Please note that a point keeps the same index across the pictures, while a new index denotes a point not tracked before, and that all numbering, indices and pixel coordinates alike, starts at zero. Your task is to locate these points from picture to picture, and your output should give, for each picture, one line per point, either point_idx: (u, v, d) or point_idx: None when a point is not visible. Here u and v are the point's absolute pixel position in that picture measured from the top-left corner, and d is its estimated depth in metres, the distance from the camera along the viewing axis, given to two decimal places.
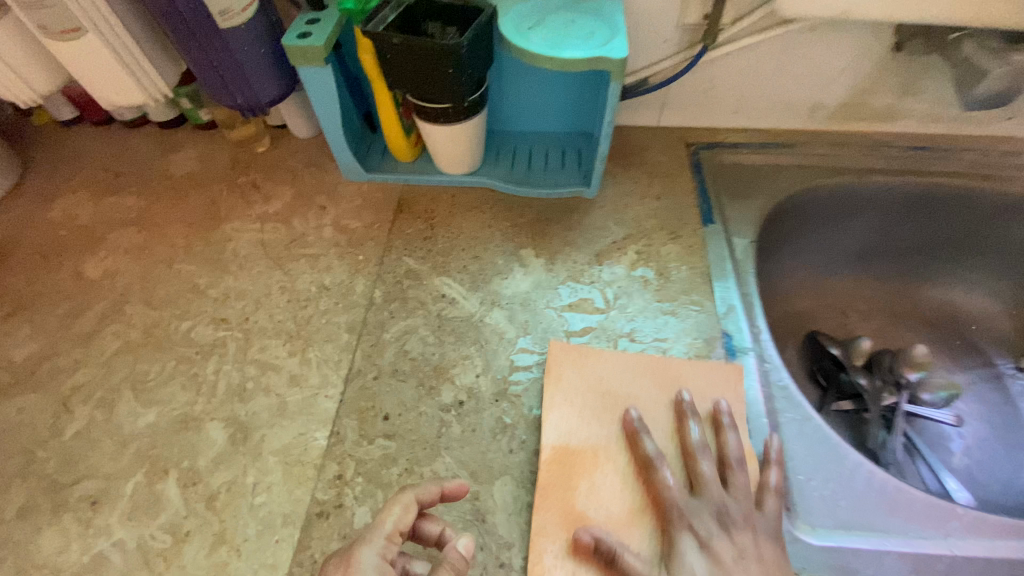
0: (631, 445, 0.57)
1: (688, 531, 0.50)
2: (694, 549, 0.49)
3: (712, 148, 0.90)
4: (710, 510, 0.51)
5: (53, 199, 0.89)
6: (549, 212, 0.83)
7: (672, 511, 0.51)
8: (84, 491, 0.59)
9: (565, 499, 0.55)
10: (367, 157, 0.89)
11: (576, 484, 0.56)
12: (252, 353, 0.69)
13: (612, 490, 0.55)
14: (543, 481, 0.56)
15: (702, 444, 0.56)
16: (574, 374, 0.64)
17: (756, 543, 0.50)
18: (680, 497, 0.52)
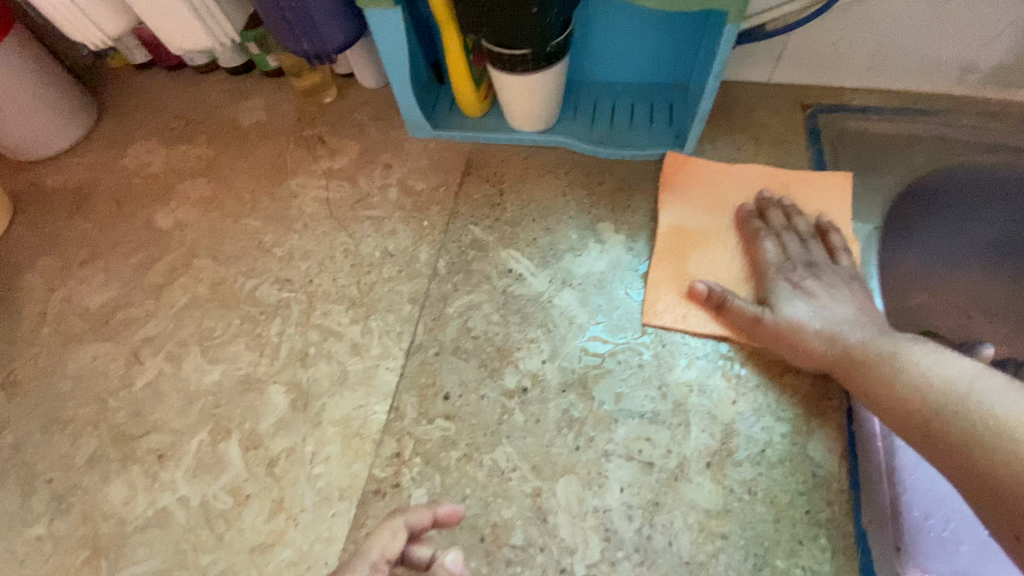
0: (740, 223, 0.67)
1: (784, 281, 0.60)
2: (789, 292, 0.58)
3: (834, 112, 0.78)
4: (802, 268, 0.60)
5: (127, 144, 0.89)
6: (632, 181, 0.74)
7: (766, 270, 0.61)
8: (152, 444, 0.60)
9: (681, 265, 0.65)
10: (435, 110, 0.82)
11: (690, 258, 0.65)
12: (314, 318, 0.67)
13: (726, 266, 0.65)
14: (659, 259, 0.66)
15: (806, 237, 0.64)
16: (690, 174, 0.72)
17: (849, 294, 0.57)
18: (778, 262, 0.62)
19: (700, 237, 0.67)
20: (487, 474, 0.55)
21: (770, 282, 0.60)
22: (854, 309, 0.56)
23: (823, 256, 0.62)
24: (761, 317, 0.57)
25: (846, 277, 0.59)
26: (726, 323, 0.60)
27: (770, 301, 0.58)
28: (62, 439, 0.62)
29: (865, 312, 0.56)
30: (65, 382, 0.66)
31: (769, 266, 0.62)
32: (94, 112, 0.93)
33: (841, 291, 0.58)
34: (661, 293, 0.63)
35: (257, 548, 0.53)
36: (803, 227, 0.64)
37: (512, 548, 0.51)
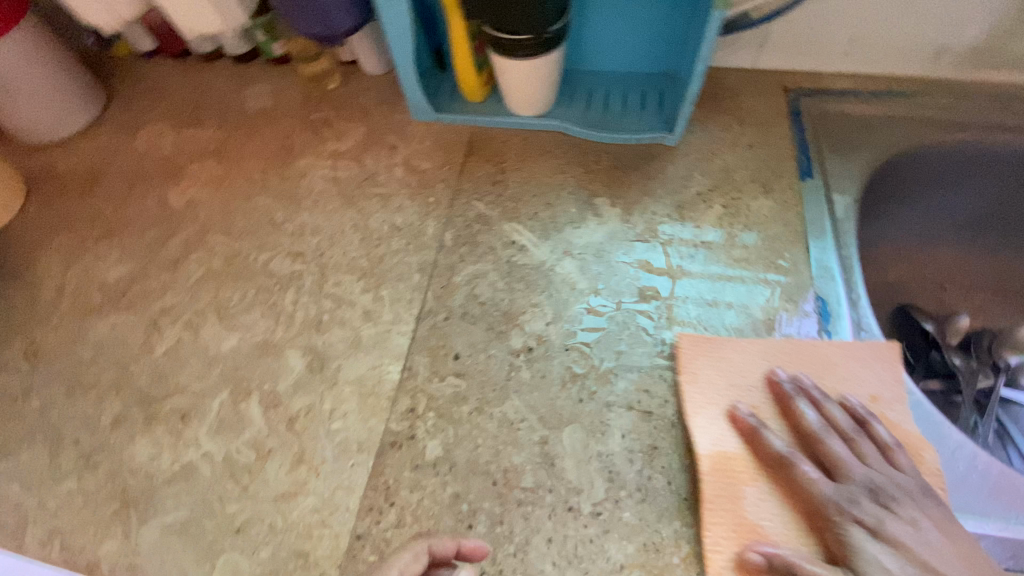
0: (755, 434, 0.54)
1: (855, 519, 0.48)
2: (871, 537, 0.47)
3: (813, 96, 0.83)
4: (870, 496, 0.49)
5: (137, 129, 0.92)
6: (626, 158, 0.78)
7: (830, 506, 0.49)
8: (174, 406, 0.63)
9: (734, 505, 0.51)
10: (437, 95, 0.86)
11: (743, 497, 0.52)
12: (327, 288, 0.70)
13: (777, 499, 0.52)
14: (704, 504, 0.52)
15: (848, 434, 0.53)
16: (707, 369, 0.59)
17: (937, 538, 0.48)
18: (835, 490, 0.50)
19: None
20: (497, 425, 0.59)
21: (845, 533, 0.48)
22: (945, 550, 0.47)
23: (877, 464, 0.51)
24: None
25: (915, 494, 0.50)
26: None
27: (847, 551, 0.47)
28: (85, 404, 0.65)
29: (959, 551, 0.47)
30: (86, 351, 0.68)
31: (826, 505, 0.49)
32: (103, 98, 0.95)
33: (924, 525, 0.48)
34: (715, 553, 0.50)
35: (280, 496, 0.56)
36: (837, 422, 0.54)
37: (523, 490, 0.55)
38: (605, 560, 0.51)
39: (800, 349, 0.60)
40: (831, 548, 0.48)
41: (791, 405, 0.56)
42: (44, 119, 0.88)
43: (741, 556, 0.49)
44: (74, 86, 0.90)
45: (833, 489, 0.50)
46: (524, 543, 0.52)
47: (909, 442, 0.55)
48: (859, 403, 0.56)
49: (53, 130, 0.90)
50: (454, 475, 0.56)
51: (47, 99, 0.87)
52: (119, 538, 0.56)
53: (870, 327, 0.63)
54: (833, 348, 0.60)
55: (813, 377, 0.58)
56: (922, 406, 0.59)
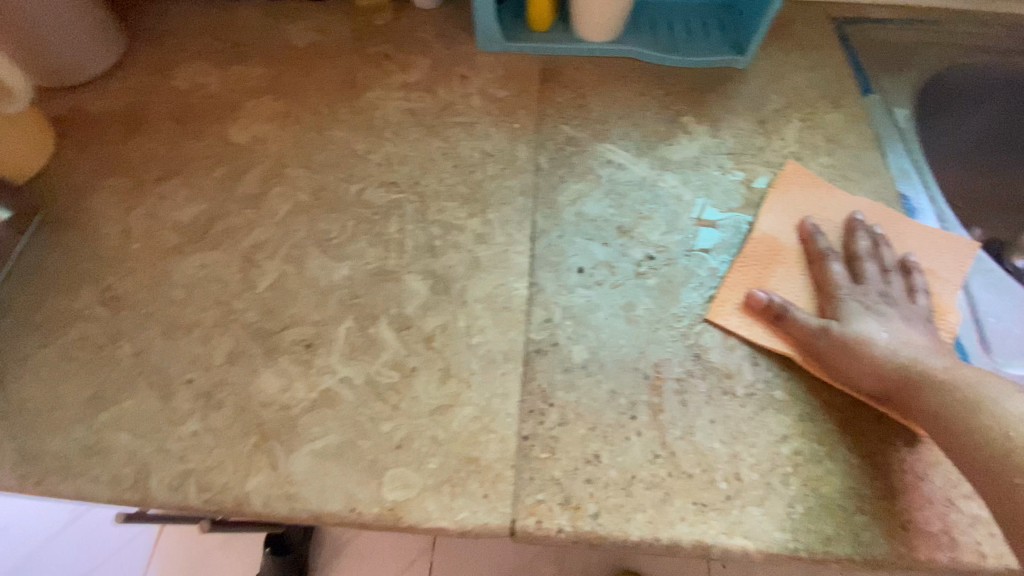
0: (806, 240, 0.64)
1: (855, 302, 0.57)
2: (861, 312, 0.56)
3: (856, 24, 0.88)
4: (877, 296, 0.58)
5: (170, 68, 0.84)
6: (703, 80, 0.80)
7: (837, 290, 0.59)
8: (295, 336, 0.60)
9: (764, 272, 0.62)
10: (502, 24, 0.84)
11: (773, 269, 0.62)
12: (432, 214, 0.69)
13: (805, 296, 0.61)
14: (741, 259, 0.63)
15: (888, 267, 0.61)
16: (799, 192, 0.68)
17: (915, 331, 0.56)
18: (851, 285, 0.59)
19: (761, 336, 0.58)
20: (637, 326, 0.60)
21: (844, 307, 0.57)
22: (928, 345, 0.54)
23: (901, 290, 0.59)
24: (827, 327, 0.56)
25: (921, 315, 0.58)
26: (780, 337, 0.58)
27: (836, 315, 0.57)
28: (190, 343, 0.60)
29: (942, 356, 0.53)
30: (177, 291, 0.63)
31: (838, 290, 0.59)
32: (125, 36, 0.86)
33: (913, 326, 0.56)
34: (729, 292, 0.61)
35: (435, 410, 0.55)
36: (884, 258, 0.62)
37: (676, 380, 0.57)
38: (768, 433, 0.54)
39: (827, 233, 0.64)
40: (830, 313, 0.58)
41: (851, 232, 0.64)
42: (70, 57, 0.79)
43: (749, 293, 0.60)
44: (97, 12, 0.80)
45: (836, 313, 0.57)
46: (690, 426, 0.54)
47: (942, 305, 0.60)
48: (916, 261, 0.62)
49: (96, 65, 0.82)
50: (607, 374, 0.57)
51: (73, 33, 0.78)
52: (266, 469, 0.53)
53: (948, 218, 0.69)
54: (910, 219, 0.66)
55: (884, 230, 0.65)
56: (999, 280, 0.66)
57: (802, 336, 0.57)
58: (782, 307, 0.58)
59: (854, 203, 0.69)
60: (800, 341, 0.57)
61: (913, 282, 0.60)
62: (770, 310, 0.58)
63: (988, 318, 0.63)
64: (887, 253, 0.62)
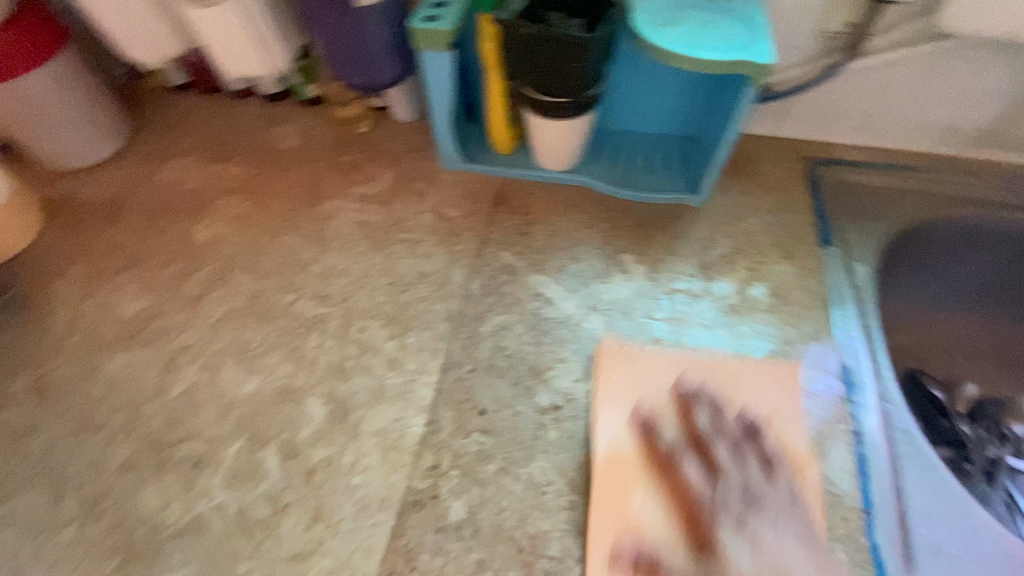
0: (650, 435, 0.59)
1: (723, 517, 0.53)
2: (732, 535, 0.52)
3: (830, 165, 0.85)
4: (732, 455, 0.57)
5: (162, 161, 0.92)
6: (653, 217, 0.80)
7: (700, 505, 0.54)
8: (187, 452, 0.61)
9: (620, 497, 0.55)
10: (466, 145, 0.88)
11: (628, 434, 0.59)
12: (352, 333, 0.69)
13: (659, 500, 0.55)
14: (603, 407, 0.61)
15: (733, 441, 0.58)
16: (623, 376, 0.63)
17: (788, 535, 0.53)
18: (709, 489, 0.55)
19: (634, 452, 0.58)
20: (524, 487, 0.57)
21: (714, 462, 0.56)
22: (802, 546, 0.52)
23: (758, 474, 0.56)
24: (710, 505, 0.54)
25: (782, 504, 0.54)
26: (656, 503, 0.55)
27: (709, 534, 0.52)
28: (93, 444, 0.62)
29: (816, 562, 0.52)
30: (98, 388, 0.66)
31: (702, 438, 0.58)
32: (131, 127, 0.96)
33: (783, 518, 0.54)
34: (601, 422, 0.60)
35: (296, 556, 0.54)
36: (743, 449, 0.58)
37: (550, 559, 0.53)
38: None
39: (690, 396, 0.61)
40: (710, 471, 0.56)
41: (688, 412, 0.60)
42: (72, 145, 0.88)
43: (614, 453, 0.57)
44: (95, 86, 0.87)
45: (683, 445, 0.58)
46: None
47: (797, 458, 0.58)
48: (757, 417, 0.60)
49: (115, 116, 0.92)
50: (479, 541, 0.54)
51: (78, 126, 0.87)
52: None
53: (894, 398, 0.63)
54: (756, 368, 0.64)
55: (718, 389, 0.62)
56: (945, 482, 0.58)
57: (691, 516, 0.53)
58: (652, 441, 0.58)
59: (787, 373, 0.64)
60: (687, 506, 0.54)
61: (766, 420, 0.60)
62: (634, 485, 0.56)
63: (919, 528, 0.56)
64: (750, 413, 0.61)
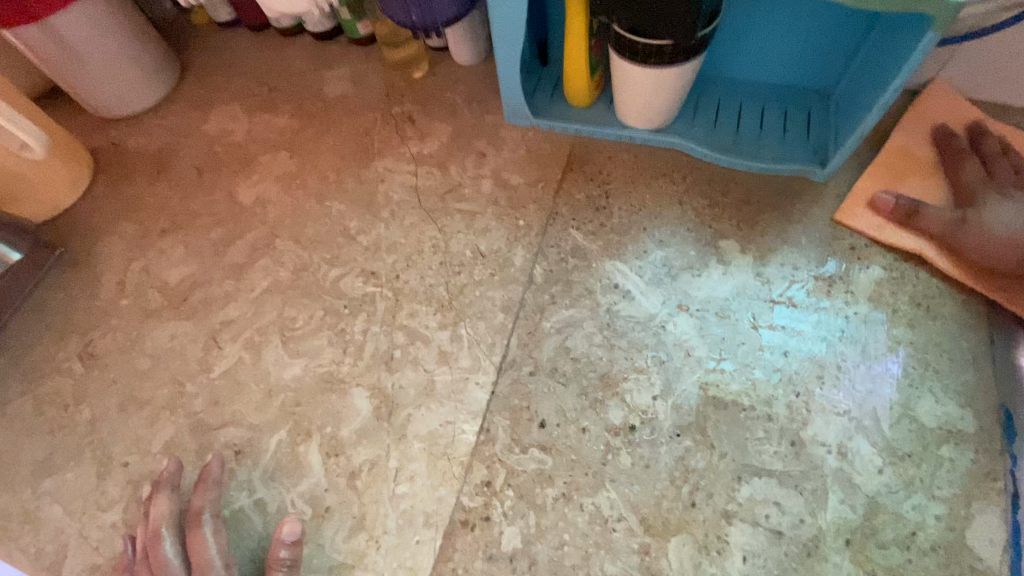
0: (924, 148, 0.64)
1: (993, 192, 0.58)
2: (1003, 205, 0.56)
3: (1005, 133, 0.65)
4: (1010, 184, 0.58)
5: (208, 108, 0.85)
6: (762, 193, 0.65)
7: (975, 189, 0.59)
8: (228, 439, 0.57)
9: (877, 208, 0.60)
10: (535, 97, 0.74)
11: (908, 181, 0.62)
12: (401, 318, 0.62)
13: (940, 193, 0.61)
14: (875, 161, 0.63)
15: (966, 185, 0.59)
16: (917, 117, 0.65)
17: None
18: (983, 201, 0.58)
19: (907, 238, 0.59)
20: (589, 520, 0.49)
21: (983, 197, 0.58)
22: None
23: None
24: (960, 219, 0.57)
25: None
26: (915, 236, 0.59)
27: (974, 207, 0.57)
28: (137, 422, 0.60)
29: None
30: (144, 360, 0.63)
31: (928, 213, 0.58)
32: (176, 69, 0.89)
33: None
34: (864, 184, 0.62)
35: (336, 567, 0.50)
36: (1003, 168, 0.60)
37: None
38: None
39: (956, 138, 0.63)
40: (962, 204, 0.59)
41: (961, 156, 0.61)
42: (121, 90, 0.82)
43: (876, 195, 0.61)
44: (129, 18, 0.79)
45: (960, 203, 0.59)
46: None
47: None
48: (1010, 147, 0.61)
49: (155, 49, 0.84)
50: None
51: (122, 68, 0.81)
52: None
53: None
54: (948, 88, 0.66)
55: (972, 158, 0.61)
56: None
57: (936, 230, 0.58)
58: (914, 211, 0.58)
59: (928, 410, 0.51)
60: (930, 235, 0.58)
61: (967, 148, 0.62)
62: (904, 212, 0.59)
63: None
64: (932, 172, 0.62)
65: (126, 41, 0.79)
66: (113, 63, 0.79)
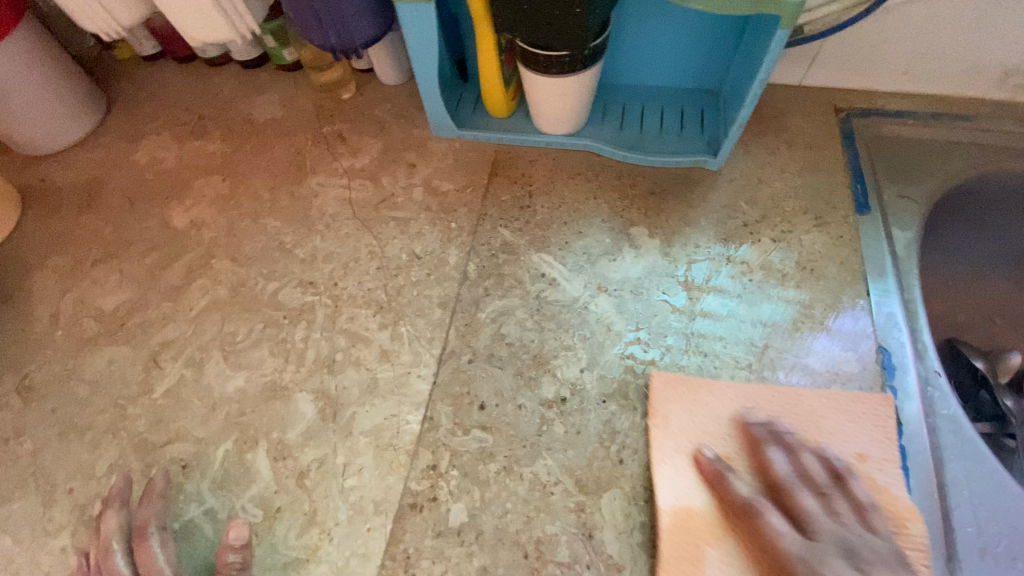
0: (719, 484, 0.50)
1: (828, 545, 0.45)
2: (832, 557, 0.44)
3: (868, 116, 0.76)
4: (835, 535, 0.45)
5: (137, 139, 0.86)
6: (665, 183, 0.72)
7: (790, 552, 0.44)
8: (174, 454, 0.58)
9: (695, 545, 0.49)
10: (458, 110, 0.80)
11: (704, 550, 0.48)
12: (341, 322, 0.65)
13: (737, 543, 0.48)
14: (665, 527, 0.50)
15: (795, 446, 0.52)
16: (679, 415, 0.55)
17: (890, 556, 0.44)
18: (798, 543, 0.45)
19: (707, 506, 0.51)
20: (528, 488, 0.53)
21: (767, 457, 0.51)
22: (911, 570, 0.44)
23: (841, 498, 0.48)
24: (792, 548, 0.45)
25: (885, 548, 0.45)
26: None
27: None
28: (79, 449, 0.60)
29: (913, 568, 0.44)
30: (82, 388, 0.63)
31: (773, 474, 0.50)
32: (104, 104, 0.90)
33: (879, 551, 0.44)
34: (661, 479, 0.52)
35: (290, 563, 0.51)
36: (812, 475, 0.50)
37: (558, 565, 0.49)
38: None
39: (738, 451, 0.53)
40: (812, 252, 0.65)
41: (760, 453, 0.52)
42: (46, 127, 0.83)
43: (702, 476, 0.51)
44: (57, 61, 0.81)
45: (798, 475, 0.50)
46: None
47: (895, 511, 0.50)
48: (832, 455, 0.52)
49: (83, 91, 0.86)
50: (482, 545, 0.51)
51: (48, 106, 0.81)
52: None
53: (938, 383, 0.57)
54: (762, 390, 0.56)
55: (773, 428, 0.53)
56: (995, 473, 0.53)
57: (775, 479, 0.50)
58: (724, 489, 0.50)
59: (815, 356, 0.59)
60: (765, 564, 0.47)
61: (772, 440, 0.52)
62: (728, 469, 0.51)
63: (964, 528, 0.51)
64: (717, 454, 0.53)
65: (52, 81, 0.80)
66: (39, 101, 0.80)
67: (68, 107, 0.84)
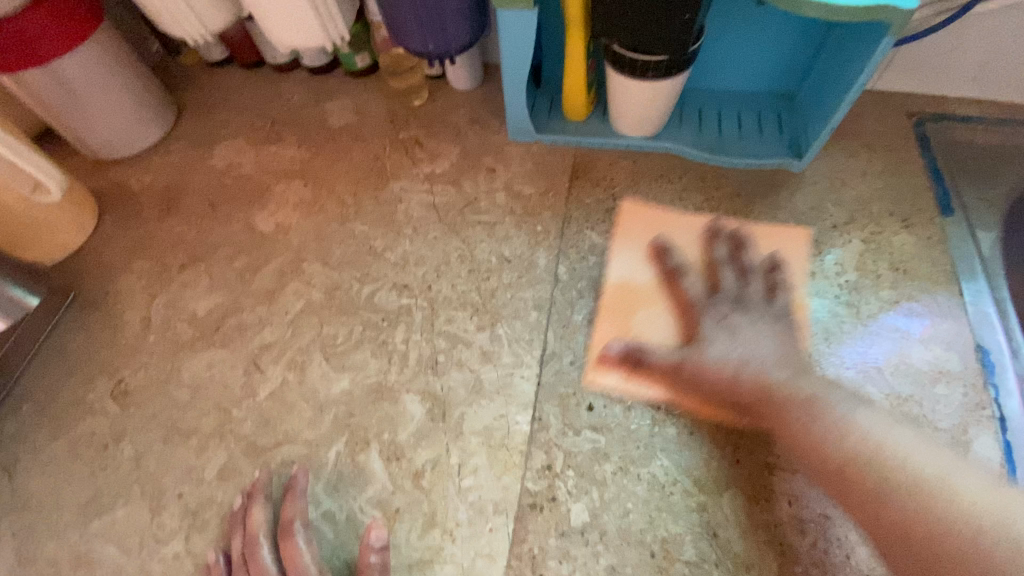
0: (660, 258, 0.66)
1: (711, 319, 0.60)
2: (715, 327, 0.59)
3: (939, 121, 0.77)
4: (729, 308, 0.61)
5: (212, 144, 0.87)
6: (749, 186, 0.73)
7: (698, 313, 0.61)
8: (286, 456, 0.58)
9: (626, 319, 0.64)
10: (535, 113, 0.80)
11: (634, 316, 0.64)
12: (439, 325, 0.65)
13: (662, 326, 0.63)
14: (604, 309, 0.65)
15: (744, 269, 0.64)
16: (641, 229, 0.71)
17: (791, 338, 0.59)
18: (705, 302, 0.62)
19: (661, 329, 0.63)
20: (648, 488, 0.54)
21: (722, 275, 0.63)
22: (795, 350, 0.58)
23: (732, 282, 0.63)
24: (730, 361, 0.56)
25: (773, 314, 0.60)
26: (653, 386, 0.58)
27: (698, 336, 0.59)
28: (186, 453, 0.60)
29: (793, 357, 0.57)
30: (183, 392, 0.64)
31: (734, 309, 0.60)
32: (174, 109, 0.90)
33: (784, 337, 0.58)
34: (603, 334, 0.63)
35: (415, 564, 0.52)
36: (727, 282, 0.63)
37: (686, 564, 0.51)
38: None
39: (675, 252, 0.67)
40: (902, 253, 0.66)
41: (708, 245, 0.67)
42: (120, 131, 0.83)
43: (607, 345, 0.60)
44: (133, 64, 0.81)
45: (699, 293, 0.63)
46: None
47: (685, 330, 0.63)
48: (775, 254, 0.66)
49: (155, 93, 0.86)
50: (607, 545, 0.52)
51: (124, 110, 0.82)
52: None
53: None
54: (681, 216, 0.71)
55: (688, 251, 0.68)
56: None
57: (685, 299, 0.63)
58: (662, 259, 0.66)
59: (919, 355, 0.59)
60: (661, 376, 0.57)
61: (676, 268, 0.65)
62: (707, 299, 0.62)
63: None
64: (625, 268, 0.67)
65: (128, 84, 0.80)
66: (117, 104, 0.80)
67: (142, 110, 0.84)
